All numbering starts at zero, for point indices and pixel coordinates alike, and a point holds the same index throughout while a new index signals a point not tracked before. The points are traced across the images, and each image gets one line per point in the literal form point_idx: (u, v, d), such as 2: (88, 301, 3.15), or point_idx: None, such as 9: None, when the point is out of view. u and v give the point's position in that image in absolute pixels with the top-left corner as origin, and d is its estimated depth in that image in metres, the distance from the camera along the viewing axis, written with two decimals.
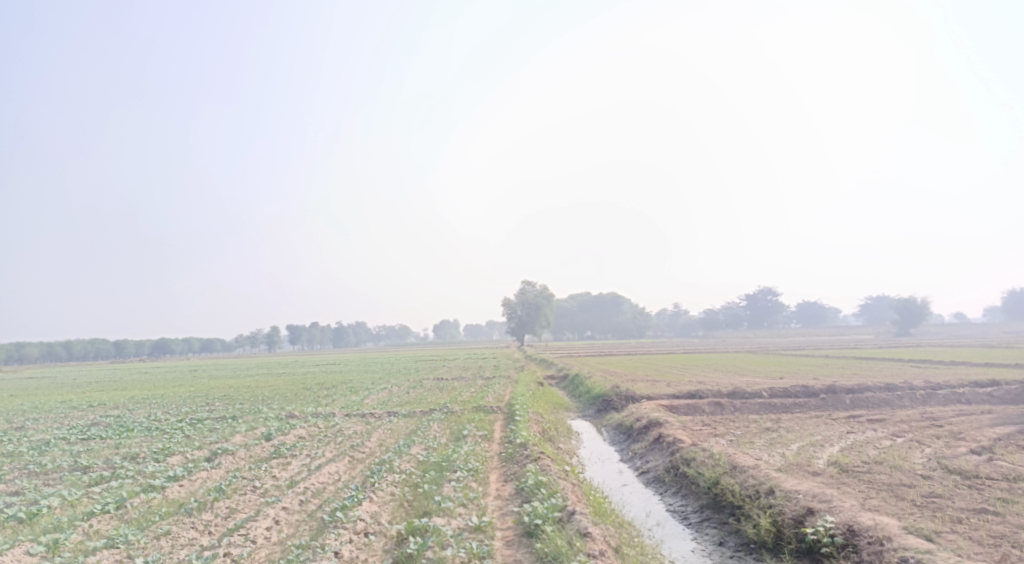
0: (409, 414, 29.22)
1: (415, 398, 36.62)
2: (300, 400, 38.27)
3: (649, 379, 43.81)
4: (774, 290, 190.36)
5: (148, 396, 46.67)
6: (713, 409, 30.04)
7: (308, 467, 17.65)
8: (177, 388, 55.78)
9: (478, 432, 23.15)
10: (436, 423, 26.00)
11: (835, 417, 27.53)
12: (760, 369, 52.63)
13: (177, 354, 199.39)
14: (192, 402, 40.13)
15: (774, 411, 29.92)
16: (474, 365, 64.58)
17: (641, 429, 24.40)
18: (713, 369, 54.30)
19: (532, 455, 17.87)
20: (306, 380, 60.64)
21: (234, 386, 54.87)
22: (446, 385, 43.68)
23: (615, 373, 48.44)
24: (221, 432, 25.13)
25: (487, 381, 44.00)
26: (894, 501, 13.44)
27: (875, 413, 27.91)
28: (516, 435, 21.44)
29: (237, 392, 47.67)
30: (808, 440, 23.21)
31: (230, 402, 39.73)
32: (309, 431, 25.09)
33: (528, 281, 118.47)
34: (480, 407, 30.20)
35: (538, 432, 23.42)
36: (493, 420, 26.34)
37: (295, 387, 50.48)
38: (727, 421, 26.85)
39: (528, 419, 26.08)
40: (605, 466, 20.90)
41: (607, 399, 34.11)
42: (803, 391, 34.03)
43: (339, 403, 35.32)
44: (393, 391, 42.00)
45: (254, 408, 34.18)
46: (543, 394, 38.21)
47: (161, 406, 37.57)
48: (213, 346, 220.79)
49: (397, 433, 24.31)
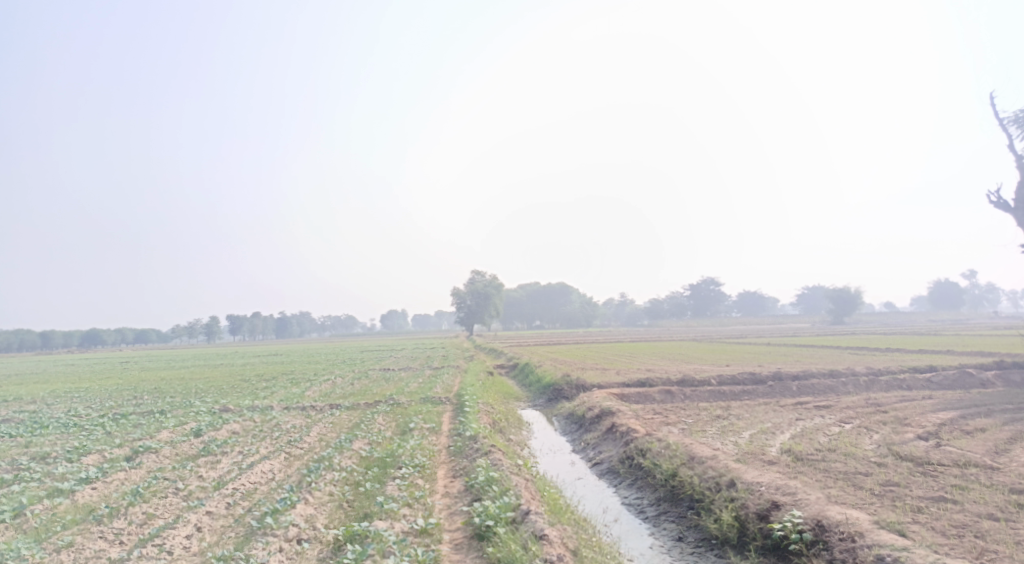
0: (352, 406, 27.90)
1: (360, 389, 35.24)
2: (237, 393, 36.38)
3: (598, 368, 43.52)
4: (717, 280, 194.49)
5: (72, 389, 43.80)
6: (663, 397, 29.78)
7: (239, 466, 16.29)
8: (105, 381, 52.73)
9: (424, 426, 22.08)
10: (382, 415, 24.78)
11: (784, 404, 27.56)
12: (707, 358, 53.10)
13: (109, 345, 190.63)
14: (119, 396, 37.70)
15: (724, 398, 29.86)
16: (422, 355, 63.26)
17: (593, 419, 23.81)
18: (661, 358, 54.61)
19: (482, 448, 17.01)
20: (245, 371, 58.18)
21: (168, 378, 52.17)
22: (392, 375, 42.35)
23: (565, 362, 48.03)
24: (145, 428, 23.31)
25: (435, 371, 42.90)
26: (853, 491, 13.09)
27: (822, 400, 28.11)
28: (465, 427, 20.49)
29: (170, 384, 45.21)
30: (759, 427, 23.06)
31: (161, 395, 37.49)
32: (244, 426, 23.55)
33: (476, 270, 117.52)
34: (427, 398, 29.11)
35: (488, 423, 22.55)
36: (441, 412, 25.32)
37: (232, 378, 48.23)
38: (678, 409, 26.55)
39: (477, 410, 25.17)
40: (557, 458, 20.16)
41: (557, 388, 33.50)
42: (750, 379, 34.19)
43: (279, 396, 33.65)
44: (337, 382, 40.49)
45: (186, 401, 32.17)
46: (493, 384, 37.38)
47: (84, 401, 35.09)
48: (149, 337, 212.14)
49: (339, 427, 23.01)
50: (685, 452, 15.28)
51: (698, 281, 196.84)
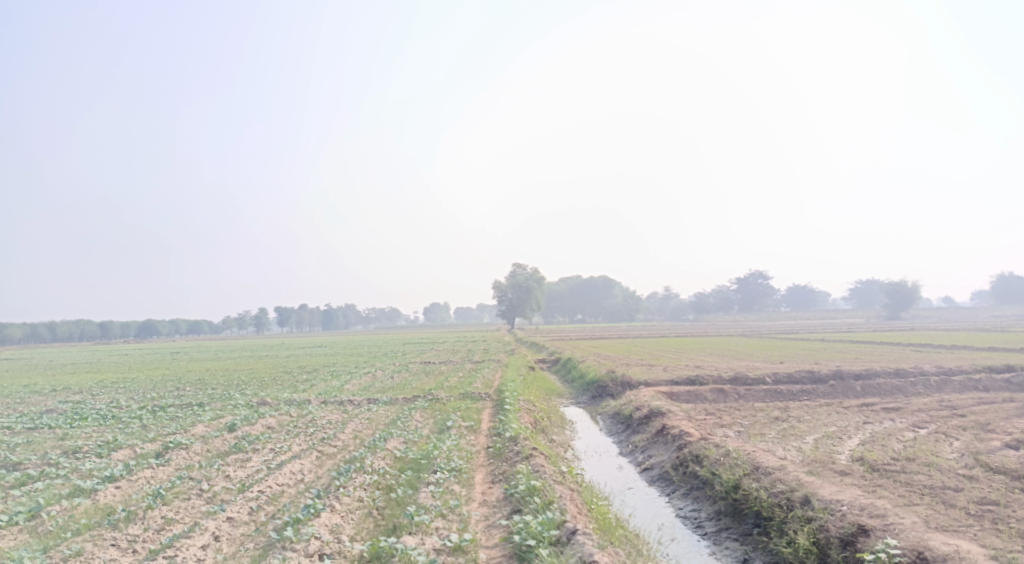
0: (390, 402, 27.11)
1: (399, 384, 34.50)
2: (277, 385, 36.07)
3: (644, 363, 41.95)
4: (765, 274, 189.13)
5: (120, 379, 44.43)
6: (715, 396, 28.16)
7: (268, 466, 15.48)
8: (153, 371, 53.58)
9: (463, 424, 20.98)
10: (419, 412, 23.82)
11: (848, 406, 25.65)
12: (758, 354, 50.77)
13: (163, 335, 196.56)
14: (162, 387, 37.79)
15: (781, 398, 28.06)
16: (463, 348, 62.56)
17: (642, 419, 22.40)
18: (709, 354, 52.62)
19: (523, 451, 15.81)
20: (288, 363, 58.41)
21: (213, 369, 52.71)
22: (432, 369, 41.63)
23: (609, 357, 46.55)
24: (181, 421, 22.91)
25: (476, 365, 42.02)
26: (946, 510, 11.49)
27: (890, 401, 26.07)
28: (505, 427, 19.31)
29: (213, 375, 45.46)
30: (823, 431, 21.34)
31: (203, 386, 37.44)
32: (279, 421, 22.88)
33: (518, 263, 116.50)
34: (466, 394, 28.12)
35: (529, 422, 21.32)
36: (481, 409, 24.27)
37: (275, 370, 48.28)
38: (732, 410, 24.93)
39: (519, 407, 24.03)
40: (603, 462, 18.87)
41: (601, 384, 32.15)
42: (808, 378, 32.19)
43: (318, 389, 33.13)
44: (377, 375, 39.94)
45: (227, 394, 31.97)
46: (535, 379, 36.22)
47: (128, 392, 35.28)
48: (201, 329, 217.81)
49: (375, 424, 22.12)
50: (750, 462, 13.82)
51: (746, 274, 191.74)
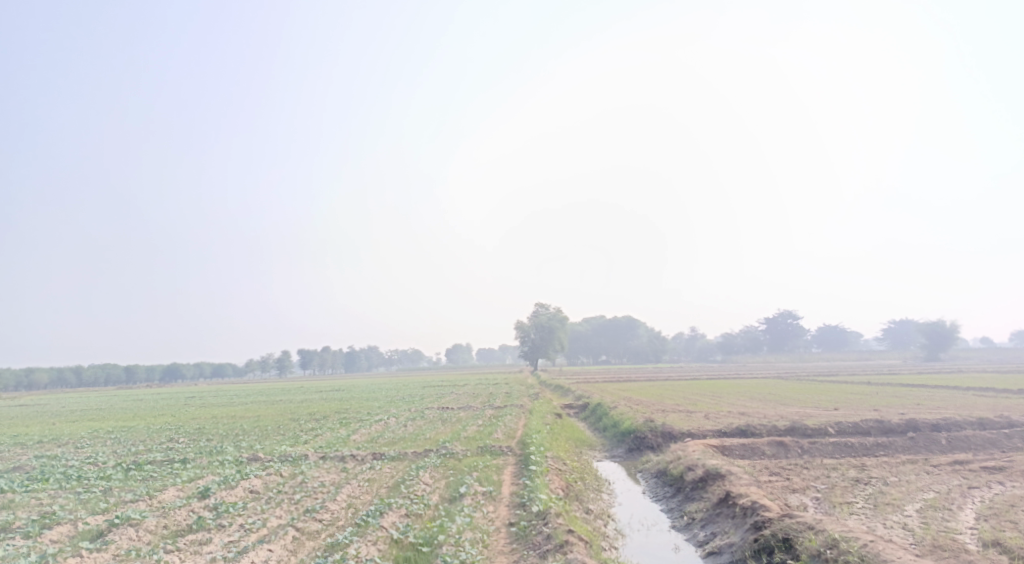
0: (398, 457, 23.60)
1: (411, 434, 30.97)
2: (278, 435, 32.73)
3: (682, 410, 37.96)
4: (795, 313, 183.33)
5: (117, 428, 41.51)
6: (774, 451, 24.25)
7: (227, 556, 12.02)
8: (158, 418, 50.64)
9: (479, 491, 17.20)
10: (429, 472, 20.09)
11: (937, 465, 21.59)
12: (805, 399, 46.25)
13: (187, 379, 195.26)
14: (154, 437, 34.55)
15: (852, 453, 24.10)
16: (484, 391, 58.96)
17: (695, 483, 18.49)
18: (750, 398, 48.43)
19: (556, 536, 12.08)
20: (299, 408, 55.09)
21: (218, 416, 49.47)
22: (450, 416, 38.03)
23: (642, 402, 42.69)
24: (151, 484, 19.59)
25: (497, 411, 38.36)
26: None
27: (988, 459, 21.97)
28: (531, 496, 15.59)
29: (216, 423, 42.16)
30: (924, 498, 17.44)
31: (198, 436, 34.15)
32: (265, 484, 19.38)
33: (540, 304, 113.11)
34: (486, 448, 24.47)
35: (560, 488, 17.45)
36: (503, 469, 20.58)
37: (282, 418, 44.91)
38: (801, 471, 21.06)
39: (547, 465, 20.36)
40: (652, 544, 15.09)
41: (639, 436, 28.34)
42: (877, 429, 28.04)
43: (321, 440, 29.75)
44: (389, 423, 36.46)
45: (219, 446, 28.64)
46: (562, 428, 32.50)
47: (117, 444, 32.12)
48: (225, 371, 216.19)
49: (375, 488, 18.50)
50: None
51: (775, 314, 186.00)
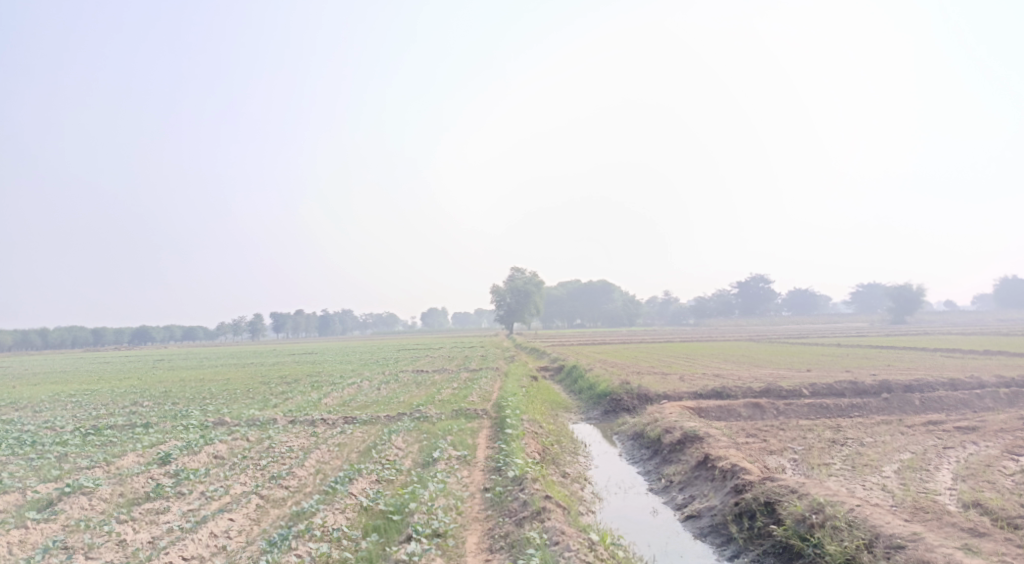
0: (370, 420, 22.99)
1: (385, 397, 30.39)
2: (247, 399, 31.90)
3: (657, 372, 37.94)
4: (766, 278, 185.54)
5: (80, 392, 40.23)
6: (751, 413, 24.14)
7: (184, 526, 11.38)
8: (123, 381, 49.31)
9: (453, 455, 16.67)
10: (401, 436, 19.51)
11: (912, 426, 21.62)
12: (778, 361, 46.59)
13: (157, 342, 192.18)
14: (118, 401, 33.48)
15: (828, 414, 24.09)
16: (460, 355, 58.55)
17: (673, 445, 18.17)
18: (724, 361, 48.68)
19: (533, 503, 11.60)
20: (271, 372, 54.20)
21: (186, 379, 48.35)
22: (424, 379, 37.51)
23: (618, 365, 42.59)
24: (109, 449, 18.70)
25: (472, 374, 37.89)
26: None
27: (961, 419, 22.07)
28: (507, 461, 15.10)
29: (183, 387, 41.10)
30: (901, 459, 17.36)
31: (163, 400, 33.17)
32: (230, 449, 18.64)
33: (516, 267, 112.59)
34: (460, 411, 23.97)
35: (537, 452, 16.98)
36: (477, 433, 20.08)
37: (252, 381, 44.01)
38: (778, 432, 20.94)
39: (523, 428, 19.91)
40: (630, 507, 14.76)
41: (615, 398, 28.08)
42: (851, 390, 28.14)
43: (292, 404, 29.02)
44: (362, 386, 35.81)
45: (184, 410, 27.72)
46: (538, 391, 32.19)
47: (78, 408, 31.00)
48: (197, 334, 213.12)
49: (346, 453, 17.89)
50: (861, 532, 9.87)
51: (747, 278, 188.11)
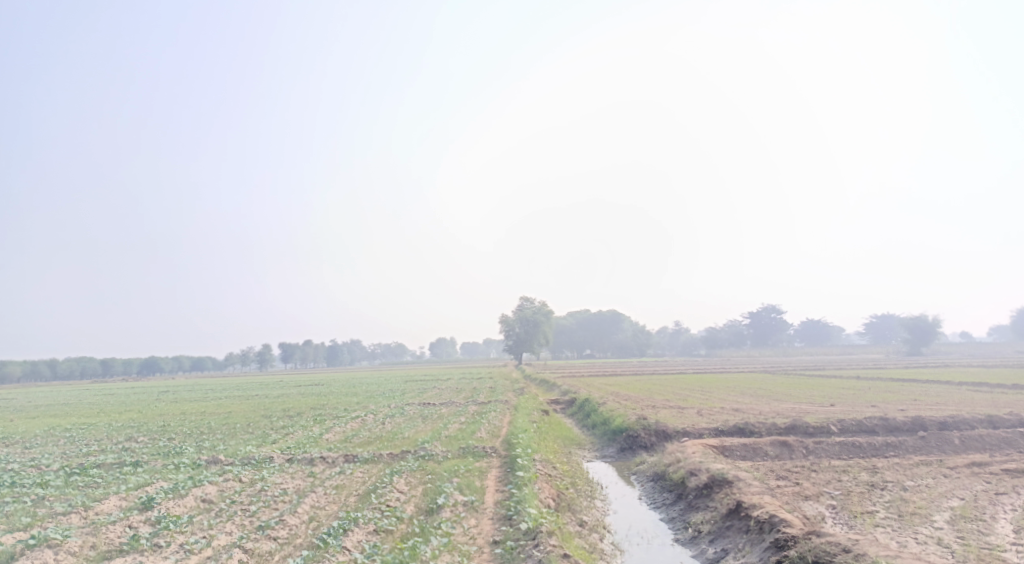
0: (372, 459, 21.59)
1: (389, 432, 28.97)
2: (246, 434, 30.57)
3: (674, 406, 36.36)
4: (778, 308, 183.12)
5: (77, 425, 39.00)
6: (778, 452, 22.60)
7: None
8: (125, 414, 48.11)
9: (459, 501, 15.27)
10: (404, 478, 18.11)
11: (954, 468, 20.03)
12: (798, 394, 44.85)
13: (166, 373, 191.14)
14: (112, 436, 32.17)
15: (861, 454, 22.51)
16: (468, 387, 57.07)
17: (699, 490, 16.69)
18: (741, 393, 47.03)
19: None
20: (275, 404, 52.82)
21: (187, 412, 47.00)
22: (430, 413, 36.07)
23: (631, 398, 41.03)
24: (91, 492, 17.36)
25: (481, 408, 36.42)
26: None
27: (1007, 460, 20.48)
28: (518, 509, 13.73)
29: (183, 420, 39.80)
30: (952, 506, 15.82)
31: (160, 435, 31.84)
32: (219, 492, 17.29)
33: (525, 297, 111.42)
34: (467, 449, 22.57)
35: (551, 498, 15.54)
36: (485, 475, 18.65)
37: (255, 414, 42.70)
38: (810, 474, 19.39)
39: (535, 469, 18.48)
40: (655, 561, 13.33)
41: (631, 435, 26.58)
42: (882, 427, 26.53)
43: (292, 440, 27.66)
44: (366, 420, 34.43)
45: (179, 447, 26.40)
46: (550, 426, 30.70)
47: (69, 444, 29.72)
48: (205, 365, 212.17)
49: (343, 497, 16.53)
50: None
51: (758, 308, 185.79)
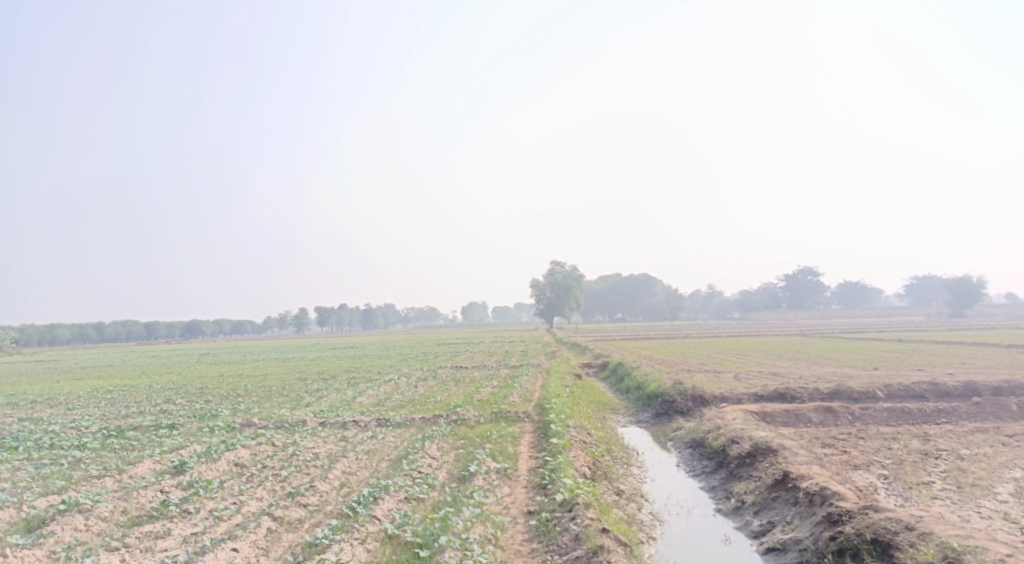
0: (403, 424, 21.31)
1: (421, 396, 28.78)
2: (280, 397, 30.70)
3: (710, 370, 35.56)
4: (816, 270, 178.89)
5: (118, 387, 39.78)
6: (822, 418, 21.73)
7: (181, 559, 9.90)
8: (165, 376, 49.07)
9: (493, 468, 14.82)
10: (436, 443, 17.76)
11: (1013, 436, 18.95)
12: (839, 358, 43.57)
13: (206, 336, 195.84)
14: (151, 398, 32.64)
15: (911, 421, 21.51)
16: (500, 350, 56.85)
17: (742, 459, 16.00)
18: (779, 357, 45.90)
19: (587, 540, 9.88)
20: (310, 367, 53.39)
21: (225, 375, 47.69)
22: (463, 376, 35.86)
23: (666, 362, 40.30)
24: (125, 455, 17.39)
25: (513, 372, 36.05)
26: None
27: None
28: (553, 478, 13.23)
29: (221, 383, 40.35)
30: (1017, 478, 14.86)
31: (196, 398, 32.20)
32: (251, 456, 17.17)
33: (556, 260, 110.52)
34: (500, 414, 22.14)
35: (587, 466, 15.04)
36: (519, 441, 18.18)
37: (290, 377, 43.16)
38: (858, 442, 18.52)
39: (570, 436, 17.96)
40: (697, 532, 12.77)
41: (666, 400, 25.90)
42: (932, 393, 25.40)
43: (324, 403, 27.64)
44: (398, 384, 34.36)
45: (214, 410, 26.57)
46: (583, 390, 30.19)
47: (109, 406, 30.21)
48: (244, 328, 217.00)
49: (375, 462, 16.25)
50: None
51: (795, 270, 181.83)
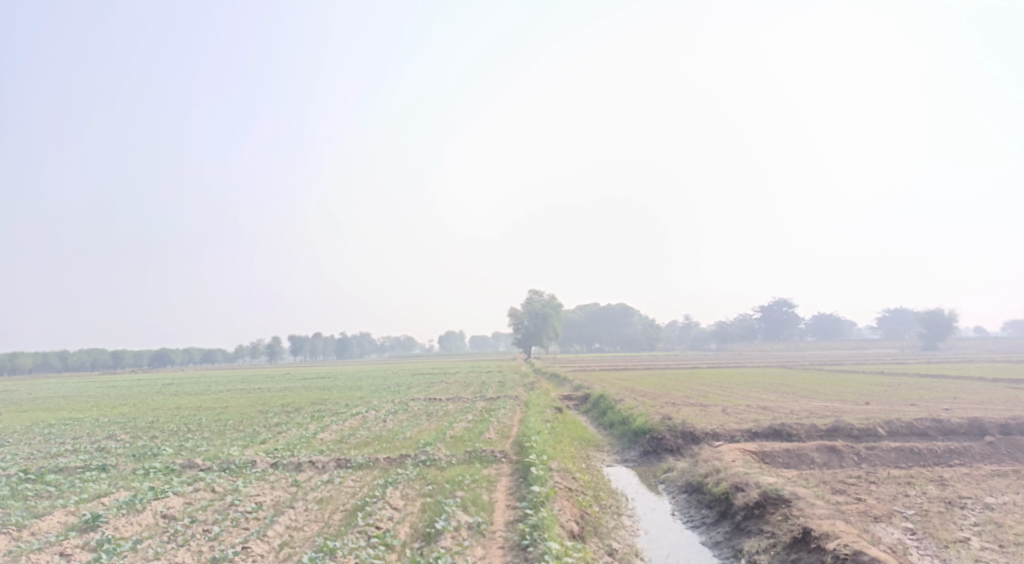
0: (365, 467, 18.94)
1: (389, 432, 26.46)
2: (234, 434, 28.07)
3: (697, 404, 33.66)
4: (791, 302, 179.50)
5: (61, 421, 36.68)
6: (825, 458, 19.89)
7: None
8: (117, 409, 45.71)
9: (464, 523, 12.65)
10: (399, 490, 15.54)
11: None
12: (826, 392, 42.10)
13: (175, 365, 189.96)
14: (91, 434, 29.73)
15: (922, 462, 19.77)
16: (476, 382, 54.54)
17: (750, 510, 14.01)
18: (764, 390, 44.31)
19: None
20: (275, 399, 50.54)
21: (182, 408, 44.65)
22: (435, 410, 33.56)
23: (649, 394, 38.32)
24: (35, 505, 14.89)
25: (489, 405, 33.81)
26: None
27: None
28: (534, 539, 11.11)
29: (174, 416, 37.42)
30: None
31: (140, 434, 29.38)
32: (184, 506, 14.77)
33: (534, 290, 108.79)
34: (474, 453, 19.97)
35: (574, 520, 12.95)
36: (495, 488, 15.95)
37: (251, 410, 40.39)
38: (872, 488, 16.63)
39: (553, 482, 15.81)
40: None
41: (655, 437, 23.89)
42: (936, 430, 23.73)
43: (282, 441, 25.18)
44: (365, 418, 31.96)
45: (158, 448, 23.96)
46: (564, 426, 28.09)
47: (44, 442, 27.38)
48: (215, 357, 211.03)
49: (327, 514, 13.98)
50: None
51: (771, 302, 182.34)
